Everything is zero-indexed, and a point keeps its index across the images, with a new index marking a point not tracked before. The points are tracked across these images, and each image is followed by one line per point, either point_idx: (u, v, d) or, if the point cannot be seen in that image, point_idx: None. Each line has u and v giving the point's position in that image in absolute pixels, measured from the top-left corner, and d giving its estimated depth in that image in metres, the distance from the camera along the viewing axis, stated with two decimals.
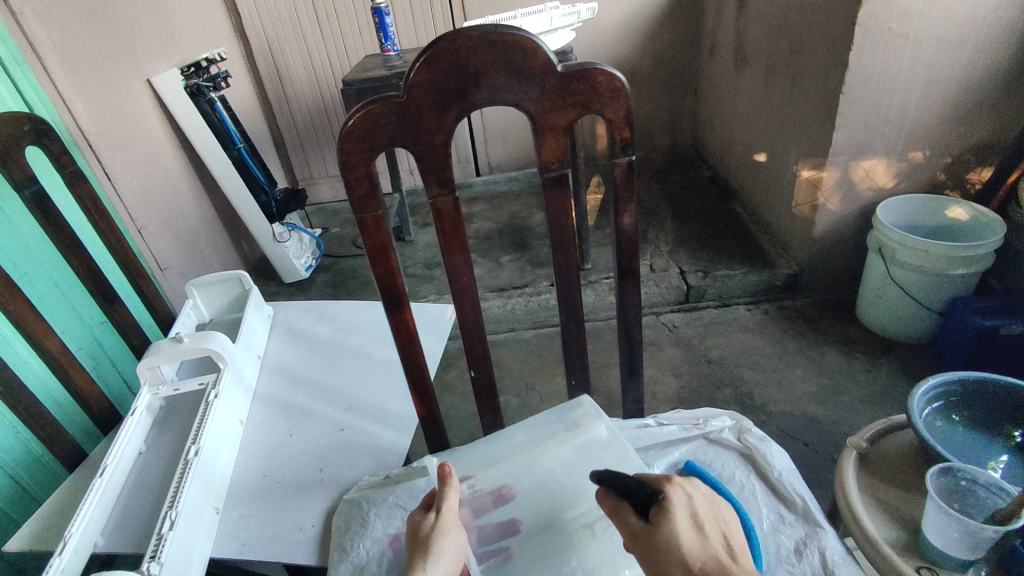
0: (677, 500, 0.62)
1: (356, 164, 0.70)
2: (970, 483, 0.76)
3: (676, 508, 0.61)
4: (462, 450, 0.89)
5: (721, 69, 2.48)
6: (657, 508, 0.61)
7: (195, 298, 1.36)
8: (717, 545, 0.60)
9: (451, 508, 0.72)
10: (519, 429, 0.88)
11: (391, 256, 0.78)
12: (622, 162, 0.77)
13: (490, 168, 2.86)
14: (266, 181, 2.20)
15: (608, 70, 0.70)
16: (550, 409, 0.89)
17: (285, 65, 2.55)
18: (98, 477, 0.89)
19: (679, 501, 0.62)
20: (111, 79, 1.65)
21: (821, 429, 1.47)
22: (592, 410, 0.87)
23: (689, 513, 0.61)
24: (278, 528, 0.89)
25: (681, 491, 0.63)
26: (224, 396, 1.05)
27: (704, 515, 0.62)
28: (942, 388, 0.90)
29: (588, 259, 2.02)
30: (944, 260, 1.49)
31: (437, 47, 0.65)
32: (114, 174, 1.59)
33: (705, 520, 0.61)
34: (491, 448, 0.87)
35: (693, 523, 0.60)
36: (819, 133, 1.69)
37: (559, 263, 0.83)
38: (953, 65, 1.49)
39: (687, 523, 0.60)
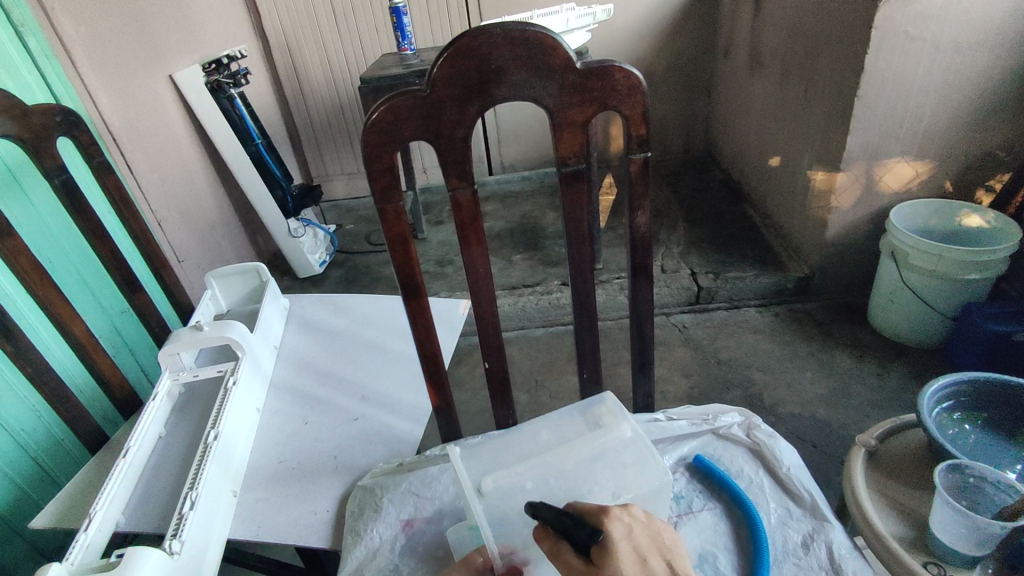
0: (618, 535, 0.57)
1: (379, 155, 0.72)
2: (978, 480, 0.76)
3: (618, 544, 0.56)
4: (486, 443, 0.87)
5: (735, 72, 2.49)
6: (598, 548, 0.56)
7: (213, 289, 1.38)
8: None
9: None
10: (543, 425, 0.88)
11: (410, 245, 0.80)
12: (638, 158, 0.78)
13: (502, 168, 2.88)
14: (283, 176, 2.25)
15: (625, 67, 0.71)
16: (574, 406, 0.90)
17: (303, 64, 2.59)
18: (121, 458, 0.92)
19: (620, 536, 0.57)
20: (135, 74, 1.69)
21: (830, 431, 1.47)
22: (615, 407, 0.88)
23: (632, 547, 0.56)
24: (292, 512, 0.91)
25: (621, 524, 0.59)
26: (242, 384, 1.08)
27: (647, 548, 0.57)
28: (951, 388, 0.90)
29: (600, 259, 2.03)
30: (957, 264, 1.49)
31: (459, 43, 0.67)
32: (136, 166, 1.62)
33: (648, 552, 0.57)
34: (513, 447, 0.86)
35: (637, 558, 0.56)
36: (833, 136, 1.70)
37: (574, 257, 0.85)
38: (970, 70, 1.49)
39: (629, 560, 0.55)
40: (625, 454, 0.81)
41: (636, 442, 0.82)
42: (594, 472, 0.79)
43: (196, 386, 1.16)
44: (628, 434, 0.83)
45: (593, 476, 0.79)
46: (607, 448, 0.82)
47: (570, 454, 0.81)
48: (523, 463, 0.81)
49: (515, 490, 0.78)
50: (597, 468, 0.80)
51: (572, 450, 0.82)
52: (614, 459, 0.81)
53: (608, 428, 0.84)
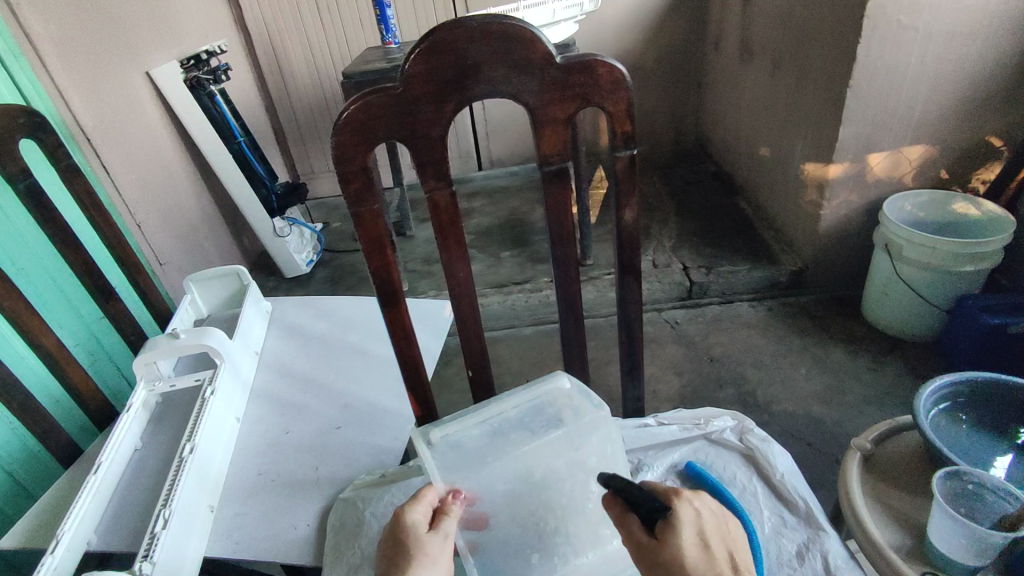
0: (685, 518, 0.62)
1: (352, 156, 0.68)
2: (978, 487, 0.74)
3: (684, 525, 0.61)
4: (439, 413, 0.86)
5: (725, 63, 2.45)
6: (664, 525, 0.61)
7: (193, 293, 1.34)
8: (722, 562, 0.61)
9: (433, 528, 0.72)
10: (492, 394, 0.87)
11: (387, 250, 0.77)
12: (623, 156, 0.75)
13: (491, 163, 2.84)
14: (267, 175, 2.19)
15: (608, 62, 0.68)
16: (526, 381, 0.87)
17: (286, 58, 2.54)
18: (93, 474, 0.88)
19: (687, 518, 0.62)
20: (110, 72, 1.64)
21: (824, 429, 1.45)
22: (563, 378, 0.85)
23: (696, 532, 0.61)
24: (272, 527, 0.88)
25: (690, 508, 0.63)
26: (220, 393, 1.04)
27: (710, 533, 0.62)
28: (949, 389, 0.88)
29: (590, 255, 2.00)
30: (951, 257, 1.47)
31: (433, 38, 0.63)
32: (112, 167, 1.58)
33: (712, 537, 0.62)
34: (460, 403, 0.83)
35: (699, 541, 0.61)
36: (825, 128, 1.67)
37: (558, 257, 0.82)
38: (963, 59, 1.47)
39: (692, 542, 0.61)
40: (564, 408, 0.82)
41: (573, 393, 0.82)
42: (538, 427, 0.82)
43: (173, 395, 1.12)
44: (564, 385, 0.83)
45: (537, 430, 0.81)
46: (545, 398, 0.83)
47: (511, 407, 0.81)
48: (470, 415, 0.80)
49: (462, 445, 0.79)
50: (538, 422, 0.82)
51: (513, 400, 0.81)
52: (556, 413, 0.82)
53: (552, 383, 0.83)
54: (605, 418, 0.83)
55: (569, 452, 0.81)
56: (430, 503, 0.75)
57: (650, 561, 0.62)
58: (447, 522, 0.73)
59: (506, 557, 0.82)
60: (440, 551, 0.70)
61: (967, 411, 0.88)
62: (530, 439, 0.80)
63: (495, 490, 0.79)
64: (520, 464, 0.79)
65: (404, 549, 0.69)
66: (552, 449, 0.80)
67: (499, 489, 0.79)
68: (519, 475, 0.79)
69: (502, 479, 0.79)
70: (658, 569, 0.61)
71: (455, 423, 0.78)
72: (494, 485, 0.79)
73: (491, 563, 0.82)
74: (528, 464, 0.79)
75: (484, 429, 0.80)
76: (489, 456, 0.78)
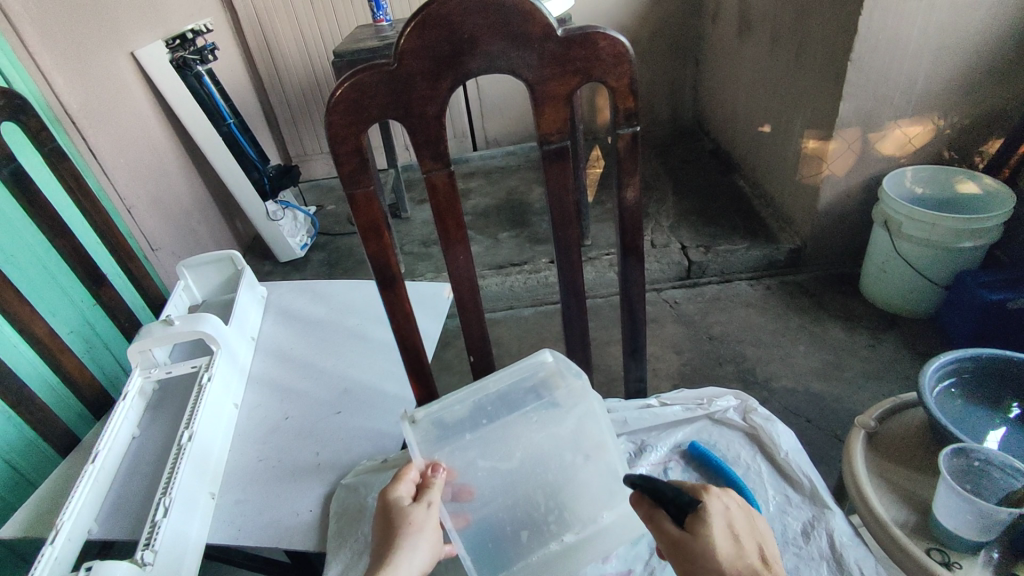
0: (715, 511, 0.61)
1: (345, 138, 0.66)
2: (984, 464, 0.74)
3: (714, 517, 0.60)
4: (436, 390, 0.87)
5: (723, 37, 2.41)
6: (694, 517, 0.60)
7: (186, 279, 1.32)
8: (753, 556, 0.60)
9: (427, 502, 0.73)
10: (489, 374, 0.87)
11: (384, 234, 0.75)
12: (626, 133, 0.73)
13: (487, 143, 2.80)
14: (258, 158, 2.14)
15: (610, 34, 0.65)
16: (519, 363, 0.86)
17: (275, 38, 2.48)
18: (91, 463, 0.87)
19: (717, 511, 0.61)
20: (94, 53, 1.59)
21: (824, 405, 1.45)
22: (554, 360, 0.83)
23: (727, 523, 0.60)
24: (275, 513, 0.88)
25: (719, 501, 0.62)
26: (217, 379, 1.03)
27: (741, 526, 0.61)
28: (953, 366, 0.88)
29: (588, 235, 1.98)
30: (952, 233, 1.46)
31: (427, 12, 0.61)
32: (100, 151, 1.54)
33: (742, 532, 0.61)
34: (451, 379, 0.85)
35: (730, 534, 0.60)
36: (826, 103, 1.64)
37: (560, 239, 0.80)
38: (966, 31, 1.44)
39: (723, 534, 0.59)
40: (547, 384, 0.83)
41: (558, 366, 0.82)
42: (521, 401, 0.82)
43: (170, 382, 1.11)
44: (548, 359, 0.83)
45: (519, 404, 0.82)
46: (528, 374, 0.83)
47: (493, 383, 0.81)
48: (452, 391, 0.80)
49: (444, 421, 0.80)
50: (520, 397, 0.82)
51: (496, 377, 0.81)
52: (539, 387, 0.83)
53: (537, 362, 0.83)
54: (587, 389, 0.83)
55: (552, 426, 0.82)
56: (413, 480, 0.77)
57: (682, 557, 0.60)
58: (431, 496, 0.74)
59: (497, 535, 0.81)
60: (425, 524, 0.73)
61: (978, 389, 0.88)
62: (510, 412, 0.82)
63: (477, 464, 0.80)
64: (499, 437, 0.81)
65: (392, 525, 0.72)
66: (532, 422, 0.82)
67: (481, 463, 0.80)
68: (499, 448, 0.81)
69: (483, 454, 0.80)
70: (690, 564, 0.60)
71: (437, 400, 0.79)
72: (475, 460, 0.80)
73: (482, 544, 0.81)
74: (507, 437, 0.81)
75: (467, 405, 0.81)
76: (469, 430, 0.80)
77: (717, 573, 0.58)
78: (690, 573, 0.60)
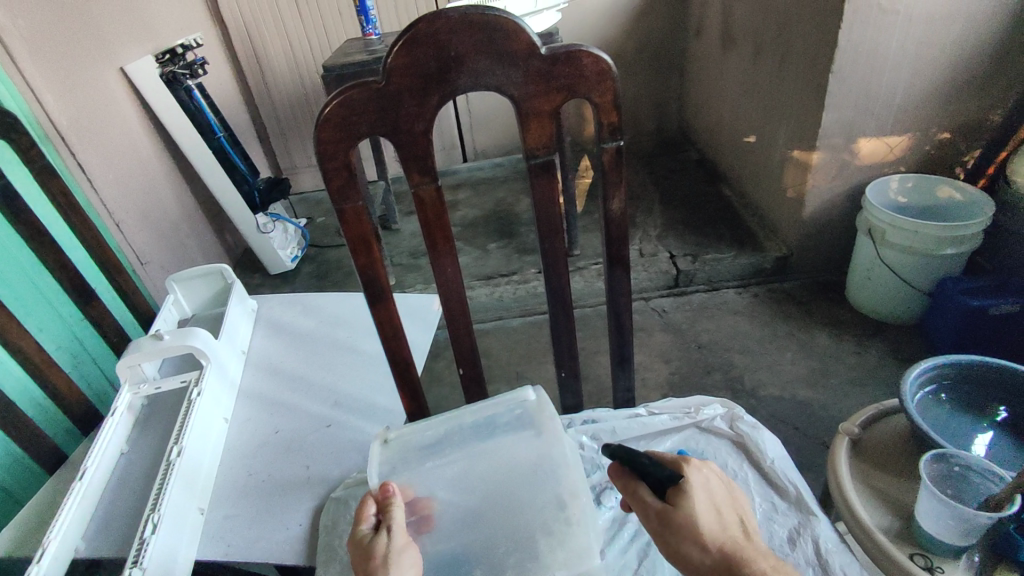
0: (696, 483, 0.62)
1: (334, 153, 0.67)
2: (963, 469, 0.76)
3: (696, 490, 0.61)
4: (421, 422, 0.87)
5: (707, 50, 2.45)
6: (675, 490, 0.61)
7: (176, 293, 1.32)
8: (732, 527, 0.62)
9: (397, 524, 0.69)
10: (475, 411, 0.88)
11: (373, 248, 0.76)
12: (611, 147, 0.74)
13: (475, 155, 2.81)
14: (248, 171, 2.14)
15: (594, 52, 0.67)
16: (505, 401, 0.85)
17: (264, 52, 2.49)
18: (78, 480, 0.86)
19: (698, 483, 0.62)
20: (83, 68, 1.60)
21: (811, 413, 1.47)
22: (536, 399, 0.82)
23: (708, 496, 0.62)
24: (264, 528, 0.88)
25: (700, 473, 0.63)
26: (207, 394, 1.03)
27: (721, 498, 0.63)
28: (933, 372, 0.90)
29: (577, 245, 2.00)
30: (933, 240, 1.49)
31: (415, 30, 0.62)
32: (89, 165, 1.54)
33: (722, 504, 0.63)
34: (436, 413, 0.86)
35: (711, 505, 0.61)
36: (808, 114, 1.67)
37: (547, 252, 0.81)
38: (943, 44, 1.48)
39: (705, 505, 0.61)
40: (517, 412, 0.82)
41: (535, 404, 0.82)
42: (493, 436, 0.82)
43: (159, 397, 1.11)
44: (529, 397, 0.83)
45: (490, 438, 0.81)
46: (506, 411, 0.83)
47: (467, 414, 0.83)
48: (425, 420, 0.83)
49: (411, 445, 0.81)
50: (490, 426, 0.82)
51: (470, 409, 0.83)
52: (514, 425, 0.82)
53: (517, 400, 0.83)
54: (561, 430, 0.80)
55: (522, 460, 0.80)
56: (372, 512, 0.72)
57: (662, 527, 0.61)
58: (393, 519, 0.70)
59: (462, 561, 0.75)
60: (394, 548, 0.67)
61: (958, 393, 0.90)
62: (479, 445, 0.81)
63: (441, 492, 0.78)
64: (466, 463, 0.80)
65: (364, 559, 0.67)
66: (500, 456, 0.80)
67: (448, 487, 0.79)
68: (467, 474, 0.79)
69: (444, 483, 0.78)
70: (670, 534, 0.60)
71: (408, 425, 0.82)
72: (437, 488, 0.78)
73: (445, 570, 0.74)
74: (474, 463, 0.80)
75: (438, 433, 0.82)
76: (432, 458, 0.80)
77: (702, 545, 0.59)
78: (670, 544, 0.61)
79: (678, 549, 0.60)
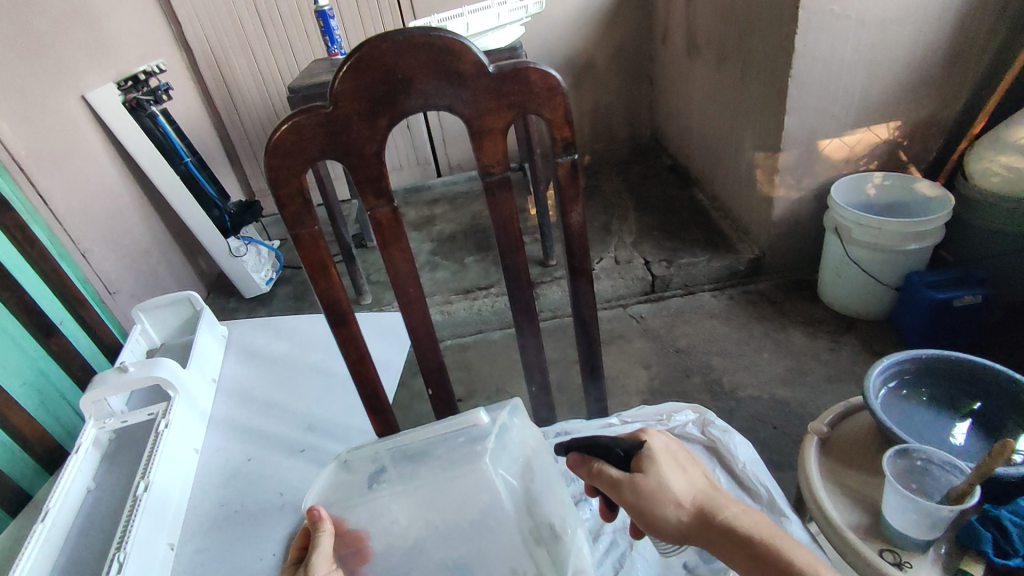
0: (657, 446, 0.63)
1: (287, 179, 0.67)
2: (926, 463, 0.77)
3: (658, 452, 0.62)
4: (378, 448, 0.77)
5: (674, 57, 2.48)
6: (638, 457, 0.61)
7: (143, 323, 1.29)
8: (698, 480, 0.62)
9: (319, 554, 0.64)
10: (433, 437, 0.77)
11: (332, 272, 0.75)
12: (565, 161, 0.75)
13: (450, 168, 2.82)
14: (218, 195, 2.12)
15: (542, 69, 0.68)
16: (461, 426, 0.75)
17: (232, 74, 2.48)
18: (40, 522, 0.84)
19: (659, 446, 0.63)
20: (42, 98, 1.57)
21: (789, 411, 1.48)
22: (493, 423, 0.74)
23: (670, 457, 0.62)
24: (236, 560, 0.86)
25: (658, 438, 0.64)
26: (175, 425, 1.01)
27: (681, 457, 0.63)
28: (895, 368, 0.92)
29: (553, 255, 2.01)
30: (897, 237, 1.53)
31: (360, 54, 0.62)
32: (50, 196, 1.51)
33: (684, 462, 0.63)
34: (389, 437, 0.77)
35: (674, 464, 0.62)
36: (771, 118, 1.70)
37: (509, 267, 0.81)
38: (895, 45, 1.53)
39: (668, 465, 0.61)
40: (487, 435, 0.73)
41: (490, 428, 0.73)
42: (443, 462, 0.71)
43: (127, 431, 1.08)
44: (484, 421, 0.74)
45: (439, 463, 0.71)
46: (460, 436, 0.73)
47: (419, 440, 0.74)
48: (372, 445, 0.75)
49: (353, 471, 0.73)
50: (453, 451, 0.72)
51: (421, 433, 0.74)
52: (468, 449, 0.72)
53: (474, 425, 0.74)
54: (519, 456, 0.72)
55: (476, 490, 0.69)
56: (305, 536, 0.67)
57: (634, 499, 0.60)
58: (316, 550, 0.64)
59: None
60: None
61: (919, 387, 0.92)
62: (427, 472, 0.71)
63: (381, 525, 0.68)
64: (415, 492, 0.69)
65: None
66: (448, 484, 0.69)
67: (395, 515, 0.68)
68: (418, 500, 0.69)
69: (384, 513, 0.68)
70: (643, 502, 0.59)
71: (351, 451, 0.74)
72: (378, 519, 0.68)
73: None
74: (425, 493, 0.69)
75: (384, 460, 0.73)
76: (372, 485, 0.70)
77: (673, 502, 0.59)
78: (644, 512, 0.60)
79: (653, 515, 0.59)
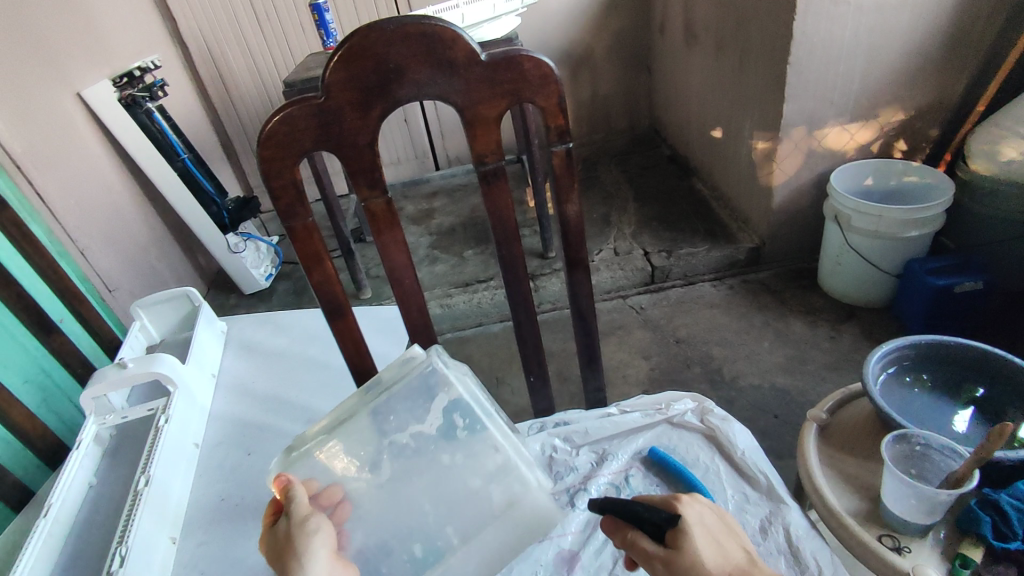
0: (693, 520, 0.58)
1: (280, 171, 0.67)
2: (925, 447, 0.77)
3: (694, 528, 0.57)
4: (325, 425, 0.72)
5: (672, 46, 2.46)
6: (673, 532, 0.57)
7: (142, 319, 1.30)
8: (734, 556, 0.58)
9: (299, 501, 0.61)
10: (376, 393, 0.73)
11: (328, 264, 0.75)
12: (560, 150, 0.75)
13: (449, 162, 2.81)
14: (216, 192, 2.11)
15: (534, 56, 0.67)
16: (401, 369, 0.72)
17: (228, 70, 2.47)
18: (42, 517, 0.84)
19: (695, 520, 0.58)
20: (37, 96, 1.56)
21: (789, 399, 1.48)
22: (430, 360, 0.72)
23: (707, 533, 0.57)
24: (236, 553, 0.86)
25: (692, 510, 0.59)
26: (175, 420, 1.01)
27: (719, 531, 0.59)
28: (895, 354, 0.91)
29: (552, 247, 2.00)
30: (897, 224, 1.52)
31: (351, 43, 0.61)
32: (47, 194, 1.51)
33: (721, 536, 0.59)
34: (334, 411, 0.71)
35: (712, 541, 0.57)
36: (770, 105, 1.69)
37: (504, 257, 0.81)
38: (894, 31, 1.51)
39: (706, 542, 0.56)
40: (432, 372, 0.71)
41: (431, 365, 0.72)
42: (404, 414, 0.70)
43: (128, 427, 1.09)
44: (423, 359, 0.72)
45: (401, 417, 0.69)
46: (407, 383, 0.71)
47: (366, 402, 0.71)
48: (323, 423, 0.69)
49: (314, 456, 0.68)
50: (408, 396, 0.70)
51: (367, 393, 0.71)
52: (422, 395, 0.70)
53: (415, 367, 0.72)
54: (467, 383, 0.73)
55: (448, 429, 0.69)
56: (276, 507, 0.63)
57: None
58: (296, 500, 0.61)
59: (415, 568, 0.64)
60: (296, 524, 0.60)
61: (919, 374, 0.92)
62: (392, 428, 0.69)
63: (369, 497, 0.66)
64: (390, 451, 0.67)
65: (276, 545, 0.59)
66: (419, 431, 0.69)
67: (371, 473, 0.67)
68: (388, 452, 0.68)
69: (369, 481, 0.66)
70: None
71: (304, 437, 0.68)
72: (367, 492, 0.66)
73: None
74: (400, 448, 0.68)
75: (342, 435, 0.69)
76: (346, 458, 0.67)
77: None
78: None
79: None
